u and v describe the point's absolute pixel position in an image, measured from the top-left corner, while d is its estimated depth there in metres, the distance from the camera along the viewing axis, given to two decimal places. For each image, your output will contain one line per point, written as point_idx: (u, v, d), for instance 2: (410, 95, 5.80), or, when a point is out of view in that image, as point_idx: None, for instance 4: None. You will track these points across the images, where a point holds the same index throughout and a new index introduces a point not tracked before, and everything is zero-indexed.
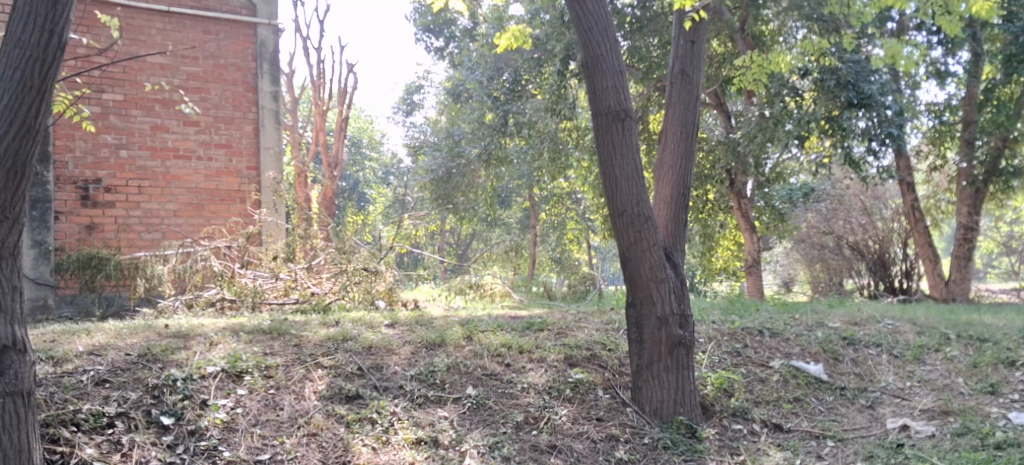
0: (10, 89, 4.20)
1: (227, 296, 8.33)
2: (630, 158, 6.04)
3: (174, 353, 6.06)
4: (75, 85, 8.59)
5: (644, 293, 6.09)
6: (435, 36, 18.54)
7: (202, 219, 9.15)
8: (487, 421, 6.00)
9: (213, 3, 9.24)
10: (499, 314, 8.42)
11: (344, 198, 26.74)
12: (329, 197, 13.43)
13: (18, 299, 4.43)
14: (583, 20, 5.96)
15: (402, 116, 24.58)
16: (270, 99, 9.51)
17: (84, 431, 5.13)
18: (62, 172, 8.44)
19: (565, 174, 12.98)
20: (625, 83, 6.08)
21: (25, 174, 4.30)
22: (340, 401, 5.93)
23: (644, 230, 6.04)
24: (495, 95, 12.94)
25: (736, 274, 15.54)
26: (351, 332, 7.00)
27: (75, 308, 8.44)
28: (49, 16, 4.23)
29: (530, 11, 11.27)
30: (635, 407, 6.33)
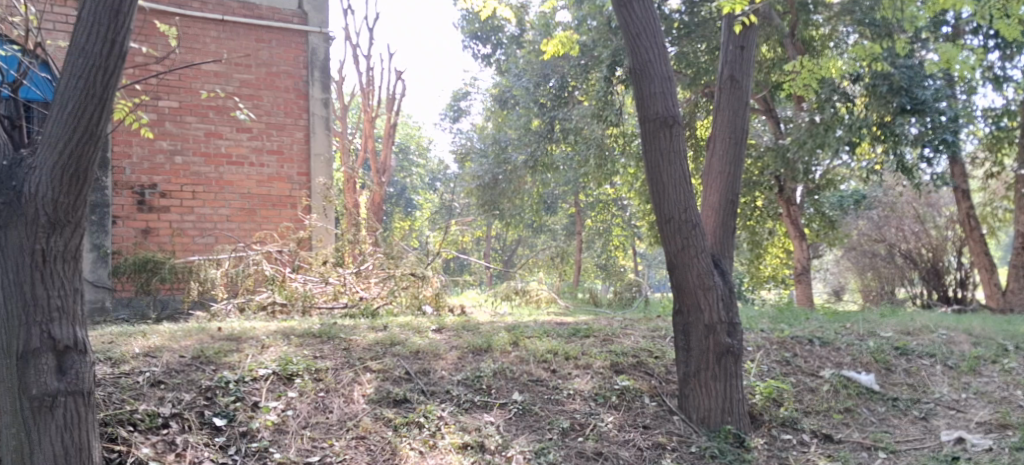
0: (74, 97, 4.32)
1: (279, 300, 8.44)
2: (678, 165, 6.00)
3: (227, 355, 6.18)
4: (133, 93, 8.81)
5: (692, 300, 6.05)
6: (482, 44, 18.59)
7: (254, 223, 9.31)
8: (533, 427, 6.01)
9: (266, 12, 9.45)
10: (545, 320, 8.39)
11: (392, 204, 26.92)
12: (377, 202, 13.54)
13: (80, 301, 4.59)
14: (630, 25, 5.97)
15: (449, 123, 24.71)
16: (321, 106, 9.67)
17: (140, 431, 5.25)
18: (120, 177, 8.65)
19: (611, 180, 12.91)
20: (673, 89, 6.06)
21: (86, 180, 4.44)
22: (388, 405, 5.99)
23: (691, 237, 6.00)
24: (542, 102, 12.93)
25: (785, 282, 15.32)
26: (399, 336, 7.06)
27: (131, 310, 8.65)
28: (111, 26, 4.36)
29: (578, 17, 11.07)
30: (682, 415, 6.28)
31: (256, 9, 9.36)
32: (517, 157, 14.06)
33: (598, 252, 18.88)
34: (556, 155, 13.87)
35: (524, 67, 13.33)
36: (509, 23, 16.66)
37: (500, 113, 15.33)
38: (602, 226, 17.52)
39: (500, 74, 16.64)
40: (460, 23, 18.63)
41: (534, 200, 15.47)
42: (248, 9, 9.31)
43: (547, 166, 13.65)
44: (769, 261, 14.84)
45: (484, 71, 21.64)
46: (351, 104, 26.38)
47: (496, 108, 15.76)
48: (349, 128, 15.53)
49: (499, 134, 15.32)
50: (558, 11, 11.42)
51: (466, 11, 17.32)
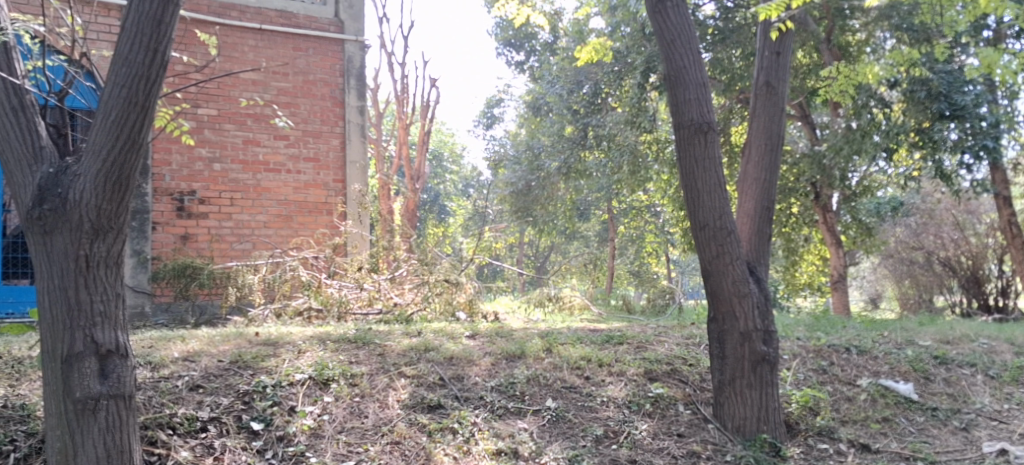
0: (117, 105, 4.40)
1: (315, 306, 8.51)
2: (713, 171, 5.97)
3: (265, 360, 6.25)
4: (174, 101, 8.96)
5: (727, 308, 6.01)
6: (515, 50, 18.63)
7: (291, 230, 9.41)
8: (567, 434, 6.00)
9: (303, 20, 9.55)
10: (578, 327, 8.37)
11: (425, 211, 27.03)
12: (411, 209, 13.61)
13: (121, 306, 4.68)
14: (665, 31, 5.98)
15: (482, 130, 24.78)
16: (357, 113, 9.75)
17: (179, 434, 5.33)
18: (159, 184, 8.78)
19: (644, 187, 12.84)
20: (709, 95, 6.03)
21: (128, 187, 4.52)
22: (422, 410, 6.01)
23: (726, 244, 5.96)
24: (575, 108, 12.94)
25: (821, 290, 15.12)
26: (433, 342, 7.09)
27: (170, 316, 8.77)
28: (153, 36, 4.43)
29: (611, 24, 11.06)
30: (717, 424, 6.23)
31: (293, 18, 9.48)
32: (550, 163, 14.07)
33: (630, 258, 18.79)
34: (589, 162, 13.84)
35: (557, 74, 13.35)
36: (542, 31, 16.75)
37: (532, 120, 15.39)
38: (636, 232, 17.71)
39: (533, 81, 16.70)
40: (493, 31, 18.73)
41: (567, 207, 15.64)
42: (285, 18, 9.44)
43: (580, 172, 13.70)
44: (804, 269, 14.62)
45: (517, 78, 21.72)
46: (385, 112, 26.60)
47: (529, 115, 15.79)
48: (383, 135, 15.64)
49: (532, 141, 15.59)
50: (592, 18, 11.39)
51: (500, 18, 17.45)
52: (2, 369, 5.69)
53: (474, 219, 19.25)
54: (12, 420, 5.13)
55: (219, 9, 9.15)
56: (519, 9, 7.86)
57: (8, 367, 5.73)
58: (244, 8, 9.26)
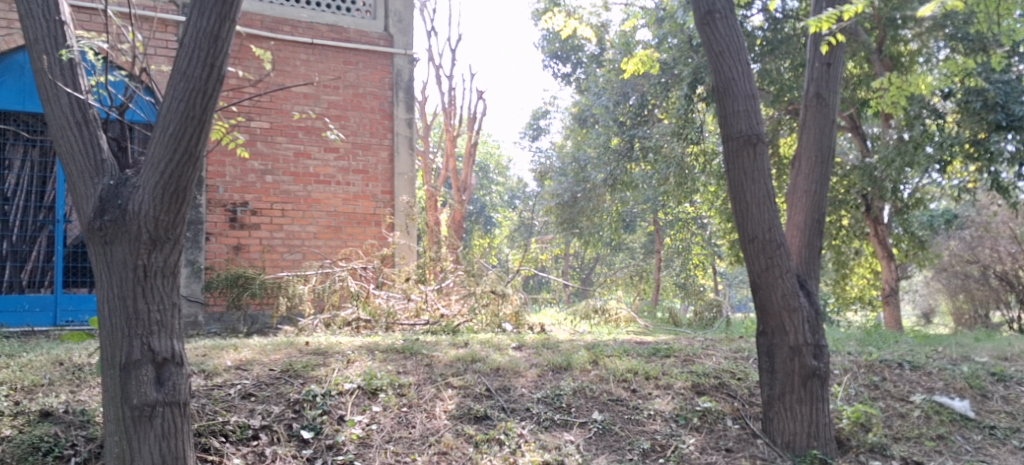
0: (175, 119, 4.50)
1: (363, 316, 8.65)
2: (762, 183, 5.91)
3: (314, 369, 6.33)
4: (228, 114, 9.14)
5: (776, 322, 5.94)
6: (562, 63, 18.65)
7: (340, 241, 9.54)
8: (613, 447, 5.98)
9: (353, 35, 9.73)
10: (624, 339, 8.33)
11: (471, 222, 27.12)
12: (458, 220, 13.69)
13: (177, 315, 4.78)
14: (714, 43, 5.96)
15: (528, 142, 24.83)
16: (405, 126, 9.87)
17: (231, 442, 5.43)
18: (213, 195, 8.95)
19: (691, 199, 12.71)
20: (758, 106, 5.99)
21: (185, 199, 4.61)
22: (469, 421, 6.03)
23: (776, 257, 5.89)
24: (622, 120, 13.08)
25: (872, 304, 14.28)
26: (480, 353, 7.12)
27: (223, 325, 8.93)
28: (210, 50, 4.53)
29: (658, 36, 11.02)
30: (766, 439, 6.15)
31: (344, 33, 9.65)
32: (596, 175, 14.05)
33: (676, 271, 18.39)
34: (636, 174, 13.81)
35: (604, 86, 13.51)
36: (589, 43, 16.78)
37: (578, 132, 15.42)
38: (680, 244, 16.89)
39: (579, 92, 16.72)
40: (539, 43, 18.82)
41: (613, 218, 15.15)
42: (336, 32, 9.61)
43: (627, 184, 13.56)
44: (854, 281, 14.09)
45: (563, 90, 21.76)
46: (433, 124, 26.87)
47: (576, 127, 15.80)
48: (431, 147, 15.80)
49: (578, 153, 15.38)
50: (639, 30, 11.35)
51: (547, 31, 17.55)
52: (63, 376, 5.85)
53: (521, 231, 19.25)
54: (73, 426, 5.27)
55: (272, 24, 9.32)
56: (567, 22, 7.96)
57: (70, 373, 5.88)
58: (296, 23, 9.43)
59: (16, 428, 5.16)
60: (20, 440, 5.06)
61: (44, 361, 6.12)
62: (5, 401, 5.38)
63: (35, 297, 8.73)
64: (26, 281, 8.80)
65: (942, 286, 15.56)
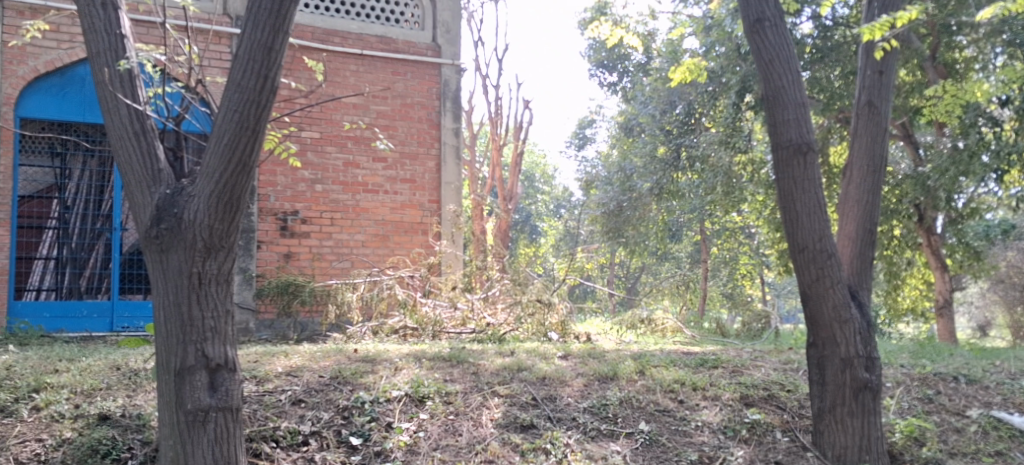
0: (230, 129, 4.58)
1: (410, 324, 8.75)
2: (813, 192, 5.83)
3: (363, 376, 6.40)
4: (281, 125, 9.30)
5: (827, 333, 5.85)
6: (608, 72, 18.63)
7: (388, 249, 9.65)
8: (660, 458, 5.93)
9: (402, 46, 9.84)
10: (672, 349, 8.28)
11: (517, 231, 27.19)
12: (503, 229, 13.75)
13: (230, 322, 4.86)
14: (763, 51, 5.91)
15: (574, 151, 24.83)
16: (452, 135, 10.00)
17: (282, 447, 5.51)
18: (265, 204, 9.09)
19: (739, 208, 12.55)
20: (808, 115, 5.92)
21: (239, 207, 4.70)
22: (515, 430, 6.04)
23: (827, 267, 5.80)
24: (668, 129, 13.25)
25: (926, 316, 13.98)
26: (526, 362, 7.13)
27: (273, 331, 9.02)
28: (264, 62, 4.61)
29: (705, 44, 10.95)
30: (816, 452, 6.05)
31: (393, 44, 9.78)
32: (642, 184, 14.00)
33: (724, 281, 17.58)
34: (682, 183, 13.76)
35: (652, 95, 13.66)
36: (635, 51, 16.75)
37: (624, 141, 15.39)
38: (727, 254, 16.71)
39: (625, 101, 16.69)
40: (585, 52, 18.85)
41: (659, 227, 15.04)
42: (385, 43, 9.74)
43: (673, 193, 13.56)
44: (906, 292, 13.48)
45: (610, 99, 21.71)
46: (480, 134, 27.08)
47: (622, 135, 15.76)
48: (477, 156, 15.90)
49: (624, 162, 15.08)
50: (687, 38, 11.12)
51: (592, 40, 17.56)
52: (121, 380, 5.98)
53: (566, 240, 19.20)
54: (129, 429, 5.39)
55: (322, 35, 9.48)
56: (614, 31, 8.00)
57: (126, 378, 6.01)
58: (346, 35, 9.58)
59: (77, 430, 5.31)
60: (80, 443, 5.20)
61: (102, 366, 6.27)
62: (66, 404, 5.53)
63: (93, 303, 8.97)
64: (84, 286, 9.04)
65: (999, 298, 15.16)
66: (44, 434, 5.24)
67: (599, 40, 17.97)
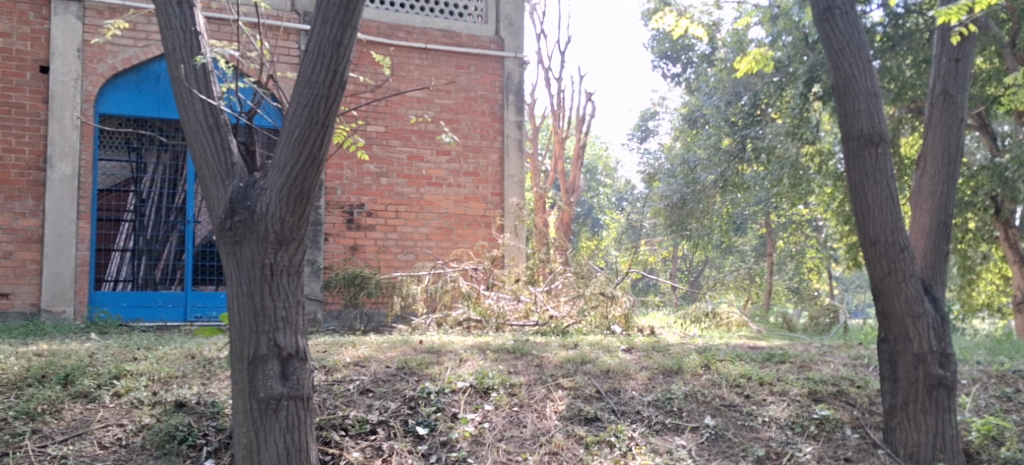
0: (300, 124, 4.63)
1: (473, 316, 8.72)
2: (885, 184, 5.69)
3: (429, 367, 6.47)
4: (348, 119, 9.44)
5: (899, 329, 5.70)
6: (672, 63, 18.59)
7: (451, 242, 9.76)
8: (726, 453, 5.87)
9: (466, 39, 9.93)
10: (737, 343, 8.19)
11: (578, 224, 27.19)
12: (566, 222, 13.75)
13: (301, 312, 4.94)
14: (833, 39, 5.78)
15: (636, 144, 24.64)
16: (515, 128, 10.05)
17: (351, 436, 5.60)
18: (332, 197, 9.25)
19: (806, 200, 12.30)
20: (880, 104, 5.77)
21: (309, 200, 4.75)
22: (579, 422, 6.03)
23: (899, 261, 5.65)
24: (733, 120, 13.00)
25: (1003, 312, 13.57)
26: (590, 355, 7.13)
27: (340, 322, 9.22)
28: (333, 57, 4.64)
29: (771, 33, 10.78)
30: (888, 450, 5.92)
31: (456, 38, 9.88)
32: (706, 177, 13.88)
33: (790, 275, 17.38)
34: (747, 175, 13.60)
35: (715, 85, 13.77)
36: (699, 42, 16.63)
37: (688, 134, 15.26)
38: (794, 247, 16.39)
39: (689, 93, 16.54)
40: (648, 44, 18.76)
41: (724, 220, 14.82)
42: (448, 37, 9.84)
43: (738, 186, 13.43)
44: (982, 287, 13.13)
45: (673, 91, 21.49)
46: (542, 128, 27.22)
47: (685, 127, 15.58)
48: (540, 149, 15.88)
49: (688, 154, 14.91)
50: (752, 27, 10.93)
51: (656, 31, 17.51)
52: (195, 368, 6.12)
53: (628, 233, 19.12)
54: (204, 416, 5.52)
55: (387, 30, 9.59)
56: (679, 21, 7.92)
57: (201, 366, 6.16)
58: (411, 29, 9.69)
59: (155, 416, 5.47)
60: (158, 428, 5.36)
61: (177, 354, 6.45)
62: (144, 391, 5.70)
63: (167, 293, 9.24)
64: (158, 278, 9.31)
65: None
66: (125, 419, 5.44)
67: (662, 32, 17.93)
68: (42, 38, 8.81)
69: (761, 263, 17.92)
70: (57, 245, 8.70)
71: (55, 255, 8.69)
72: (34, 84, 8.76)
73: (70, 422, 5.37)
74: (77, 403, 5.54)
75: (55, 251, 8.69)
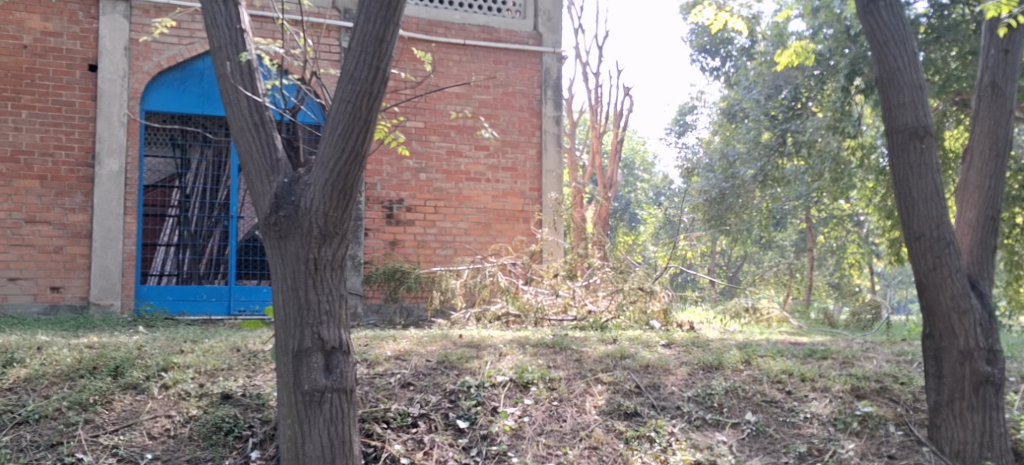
0: (344, 120, 4.62)
1: (512, 311, 8.77)
2: (930, 178, 5.60)
3: (469, 361, 6.51)
4: (389, 114, 9.53)
5: (944, 325, 5.62)
6: (711, 56, 18.40)
7: (489, 237, 9.82)
8: (768, 449, 5.85)
9: (504, 35, 9.96)
10: (778, 339, 8.12)
11: (616, 219, 27.13)
12: (603, 217, 13.74)
13: (344, 306, 4.96)
14: (877, 32, 5.71)
15: (674, 138, 24.46)
16: (553, 123, 10.08)
17: (392, 428, 5.64)
18: (372, 192, 9.36)
19: (847, 195, 12.16)
20: (925, 98, 5.68)
21: (352, 196, 4.75)
22: (619, 417, 6.03)
23: (945, 256, 5.57)
24: (773, 114, 12.99)
25: None
26: (629, 349, 7.12)
27: (380, 317, 9.32)
28: (376, 53, 4.63)
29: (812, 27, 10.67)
30: (932, 447, 5.85)
31: (495, 33, 9.90)
32: (746, 171, 13.79)
33: (832, 271, 17.14)
34: (787, 170, 13.50)
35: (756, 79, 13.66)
36: (739, 36, 16.51)
37: (727, 128, 15.15)
38: (835, 243, 16.17)
39: (728, 87, 16.42)
40: (687, 38, 18.61)
41: (764, 215, 14.68)
42: (487, 33, 9.87)
43: (778, 181, 13.48)
44: None
45: (712, 85, 21.32)
46: (579, 122, 27.20)
47: (724, 121, 15.44)
48: (578, 144, 15.77)
49: (727, 148, 14.81)
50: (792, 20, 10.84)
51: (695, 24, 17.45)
52: (241, 361, 6.21)
53: (665, 227, 19.07)
54: (250, 408, 5.59)
55: (427, 26, 9.65)
56: (719, 15, 7.89)
57: (246, 359, 6.25)
58: (450, 25, 9.73)
59: (202, 408, 5.56)
60: (205, 420, 5.46)
61: (223, 347, 6.56)
62: (191, 383, 5.80)
63: (211, 288, 9.39)
64: (202, 272, 9.46)
65: None
66: (172, 410, 5.54)
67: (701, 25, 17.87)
68: (91, 37, 8.98)
69: (799, 258, 17.76)
70: (104, 240, 8.88)
71: (103, 250, 8.87)
72: (83, 82, 8.94)
73: (121, 412, 5.48)
74: (127, 394, 5.66)
75: (103, 246, 8.88)
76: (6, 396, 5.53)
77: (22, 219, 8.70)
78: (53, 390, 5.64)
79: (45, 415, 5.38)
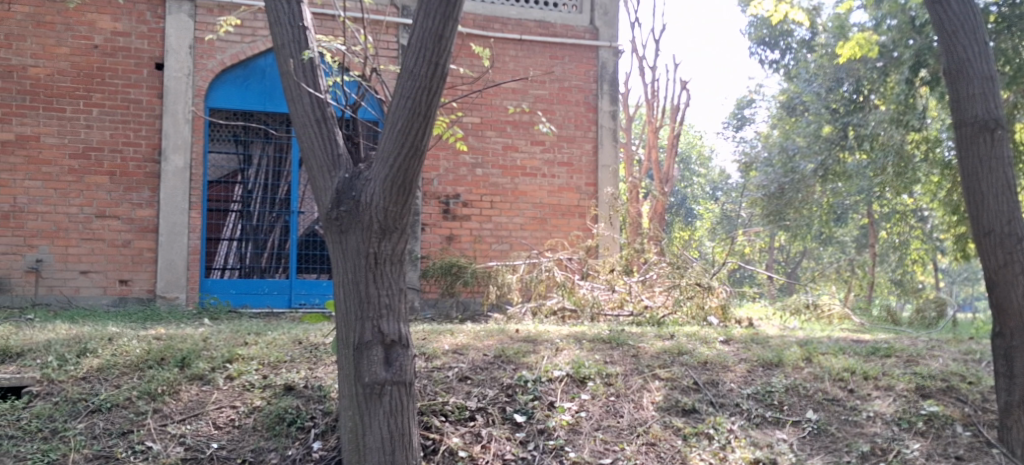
0: (403, 116, 4.62)
1: (568, 306, 8.72)
2: (1001, 172, 5.44)
3: (526, 356, 6.52)
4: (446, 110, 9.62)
5: (1015, 323, 5.46)
6: (769, 49, 18.03)
7: (545, 232, 9.83)
8: (830, 448, 5.74)
9: (560, 29, 9.94)
10: (840, 336, 7.98)
11: (673, 214, 26.81)
12: (659, 212, 13.62)
13: (404, 300, 4.98)
14: (946, 21, 5.54)
15: (732, 133, 24.14)
16: (609, 118, 10.05)
17: (450, 421, 5.69)
18: (429, 188, 9.45)
19: (910, 190, 11.87)
20: (996, 88, 5.51)
21: (411, 191, 4.75)
22: (677, 413, 6.00)
23: (1017, 253, 5.41)
24: (835, 108, 12.89)
25: None
26: (687, 346, 7.07)
27: (437, 310, 9.42)
28: (435, 49, 4.61)
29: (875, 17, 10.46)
30: (1002, 449, 5.67)
31: (551, 28, 9.90)
32: (805, 165, 13.58)
33: (892, 267, 16.72)
34: (849, 164, 13.25)
35: (817, 71, 13.58)
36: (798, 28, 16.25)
37: (786, 122, 14.93)
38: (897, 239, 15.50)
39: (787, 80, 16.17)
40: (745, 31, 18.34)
41: (823, 211, 14.33)
42: (543, 28, 9.87)
43: (840, 175, 13.23)
44: None
45: None
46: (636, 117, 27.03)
47: (784, 115, 15.18)
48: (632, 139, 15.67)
49: (786, 142, 14.57)
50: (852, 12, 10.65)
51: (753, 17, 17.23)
52: (303, 353, 6.31)
53: (721, 221, 18.84)
54: (312, 399, 5.66)
55: (483, 22, 9.71)
56: (779, 7, 7.74)
57: (308, 352, 6.34)
58: (506, 21, 9.77)
59: (265, 399, 5.67)
60: (268, 411, 5.55)
61: (286, 340, 6.67)
62: (255, 375, 5.93)
63: (272, 282, 9.57)
64: (264, 265, 9.64)
65: None
66: (237, 401, 5.67)
67: (760, 17, 17.61)
68: (158, 37, 9.22)
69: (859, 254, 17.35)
70: (170, 235, 9.11)
71: (169, 244, 9.11)
72: (150, 81, 9.17)
73: (188, 402, 5.62)
74: (193, 384, 5.79)
75: (168, 241, 9.11)
76: (80, 385, 5.71)
77: (93, 214, 8.98)
78: (123, 379, 5.80)
79: (117, 404, 5.54)
